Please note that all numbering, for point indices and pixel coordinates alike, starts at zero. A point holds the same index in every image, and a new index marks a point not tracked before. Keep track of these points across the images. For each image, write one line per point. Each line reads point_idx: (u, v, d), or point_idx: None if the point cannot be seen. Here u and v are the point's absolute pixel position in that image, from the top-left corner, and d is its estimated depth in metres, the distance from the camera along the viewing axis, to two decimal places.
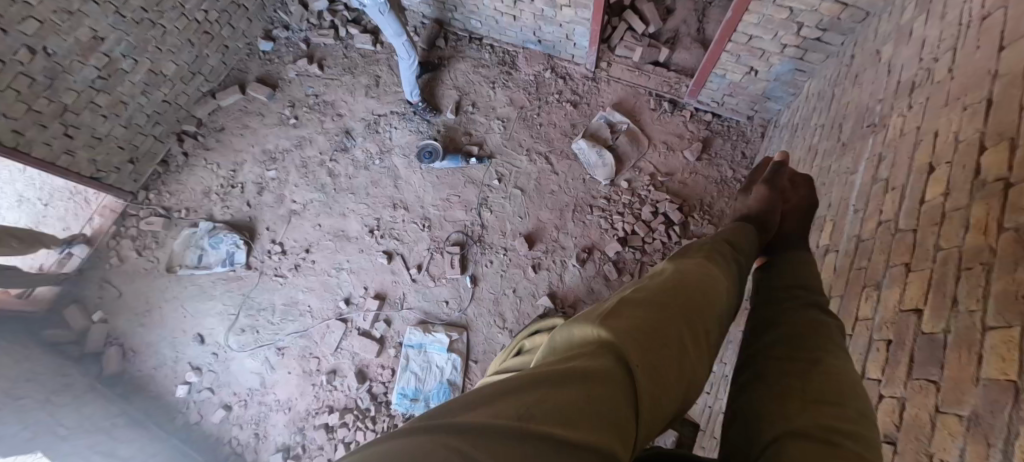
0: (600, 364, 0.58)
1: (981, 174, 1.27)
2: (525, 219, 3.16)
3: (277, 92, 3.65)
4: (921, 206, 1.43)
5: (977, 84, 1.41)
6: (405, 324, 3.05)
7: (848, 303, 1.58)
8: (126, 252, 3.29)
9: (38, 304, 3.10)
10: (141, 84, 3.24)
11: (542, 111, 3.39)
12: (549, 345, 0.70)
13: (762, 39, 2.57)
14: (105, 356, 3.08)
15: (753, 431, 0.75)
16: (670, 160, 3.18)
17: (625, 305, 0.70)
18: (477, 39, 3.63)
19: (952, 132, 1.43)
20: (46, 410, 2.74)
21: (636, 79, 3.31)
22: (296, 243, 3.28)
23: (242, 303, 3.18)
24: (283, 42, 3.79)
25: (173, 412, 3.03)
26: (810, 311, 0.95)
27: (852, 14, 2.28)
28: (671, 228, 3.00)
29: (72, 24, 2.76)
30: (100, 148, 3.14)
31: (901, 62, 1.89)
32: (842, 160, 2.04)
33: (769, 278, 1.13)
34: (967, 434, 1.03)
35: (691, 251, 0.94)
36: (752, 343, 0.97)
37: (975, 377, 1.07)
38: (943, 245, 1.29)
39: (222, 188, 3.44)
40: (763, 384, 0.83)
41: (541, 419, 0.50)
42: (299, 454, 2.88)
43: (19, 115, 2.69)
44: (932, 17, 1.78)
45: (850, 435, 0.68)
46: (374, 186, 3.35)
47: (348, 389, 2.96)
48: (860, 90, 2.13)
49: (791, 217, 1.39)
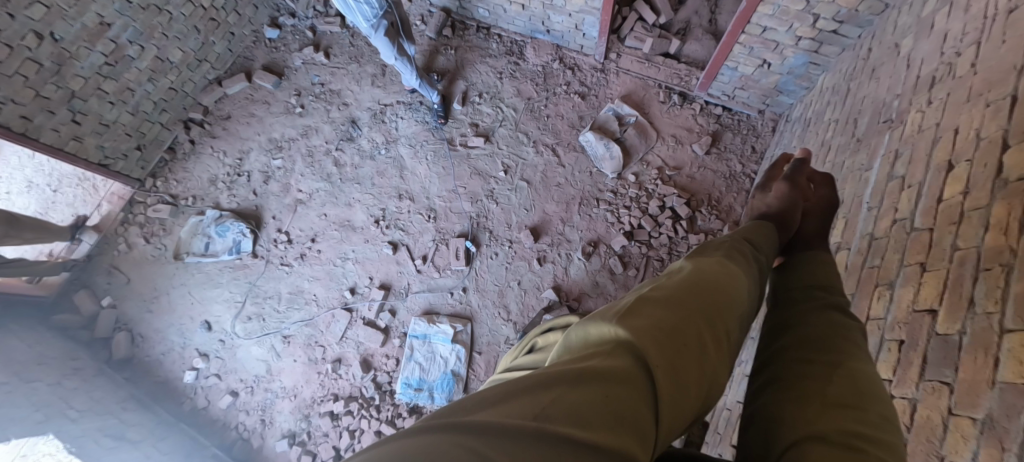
0: (618, 364, 0.57)
1: (1002, 173, 1.23)
2: (530, 212, 3.15)
3: (283, 80, 3.63)
4: (939, 205, 1.40)
5: (1002, 80, 1.37)
6: (410, 314, 3.06)
7: (860, 302, 1.56)
8: (134, 239, 3.32)
9: (48, 290, 3.15)
10: (148, 71, 3.22)
11: (550, 102, 3.36)
12: (563, 346, 0.69)
13: (777, 30, 2.52)
14: (114, 341, 3.13)
15: (772, 434, 0.73)
16: (678, 153, 3.14)
17: (643, 304, 0.68)
18: (484, 28, 3.58)
19: (973, 129, 1.40)
20: (58, 394, 2.73)
21: (645, 71, 3.26)
22: (301, 232, 3.29)
23: (248, 291, 3.20)
24: (289, 30, 3.75)
25: (181, 397, 3.07)
26: (832, 314, 0.93)
27: (869, 7, 2.24)
28: (678, 223, 2.98)
29: (79, 9, 2.74)
30: (108, 134, 3.15)
31: (921, 56, 1.84)
32: (856, 156, 2.00)
33: (786, 279, 1.11)
34: (980, 437, 1.02)
35: (710, 250, 0.92)
36: (771, 343, 0.95)
37: (991, 380, 1.05)
38: (960, 245, 1.27)
39: (228, 176, 3.44)
40: (779, 388, 0.82)
41: (558, 421, 0.49)
42: (305, 440, 2.91)
43: (28, 101, 2.71)
44: (955, 9, 1.74)
45: (871, 440, 0.67)
46: (380, 177, 3.34)
47: (353, 377, 2.98)
48: (877, 84, 2.08)
49: (812, 216, 1.36)
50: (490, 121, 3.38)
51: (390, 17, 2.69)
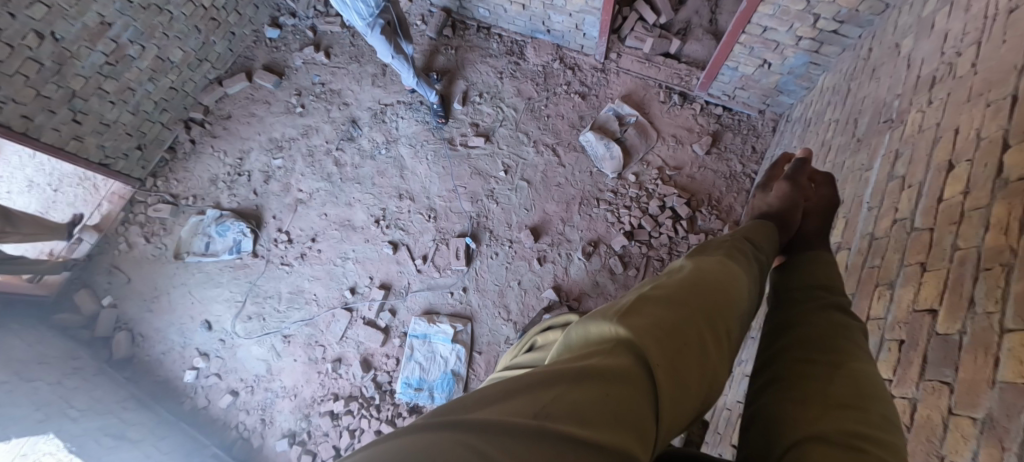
0: (618, 363, 0.57)
1: (1003, 173, 1.23)
2: (531, 212, 3.15)
3: (283, 80, 3.64)
4: (939, 205, 1.40)
5: (1002, 80, 1.37)
6: (410, 314, 3.06)
7: (861, 302, 1.56)
8: (134, 239, 3.32)
9: (49, 289, 3.15)
10: (148, 71, 3.22)
11: (550, 102, 3.35)
12: (563, 345, 0.68)
13: (778, 30, 2.52)
14: (114, 340, 3.13)
15: (773, 434, 0.73)
16: (679, 153, 3.14)
17: (644, 303, 0.68)
18: (484, 28, 3.59)
19: (973, 129, 1.40)
20: (59, 393, 2.73)
21: (646, 71, 3.26)
22: (302, 232, 3.29)
23: (248, 291, 3.20)
24: (290, 30, 3.75)
25: (181, 397, 3.07)
26: (833, 314, 0.93)
27: (869, 7, 2.24)
28: (679, 223, 2.98)
29: (80, 9, 2.75)
30: (109, 134, 3.15)
31: (921, 56, 1.84)
32: (856, 156, 2.00)
33: (787, 279, 1.11)
34: (980, 437, 1.02)
35: (710, 249, 0.92)
36: (771, 343, 0.95)
37: (991, 380, 1.05)
38: (960, 245, 1.27)
39: (228, 176, 3.44)
40: (780, 388, 0.82)
41: (558, 419, 0.49)
42: (305, 440, 2.91)
43: (29, 100, 2.71)
44: (956, 9, 1.74)
45: (873, 440, 0.67)
46: (380, 176, 3.34)
47: (353, 377, 2.98)
48: (877, 84, 2.08)
49: (813, 216, 1.36)
50: (490, 121, 3.38)
51: (386, 16, 2.69)
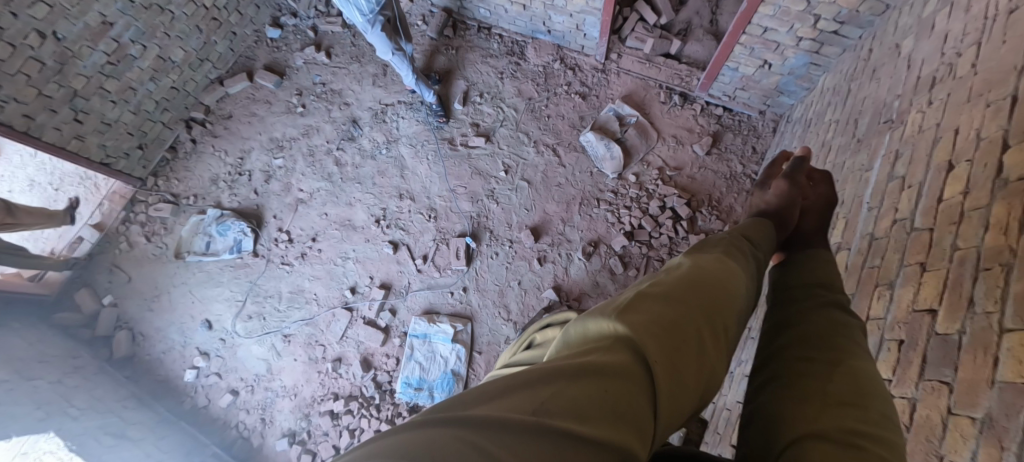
0: (616, 359, 0.57)
1: (1003, 173, 1.24)
2: (531, 212, 3.15)
3: (284, 79, 3.64)
4: (939, 205, 1.40)
5: (1002, 80, 1.37)
6: (411, 313, 3.06)
7: (861, 301, 1.56)
8: (135, 238, 3.32)
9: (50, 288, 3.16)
10: (149, 70, 3.22)
11: (550, 102, 3.36)
12: (562, 341, 0.69)
13: (778, 31, 2.52)
14: (115, 339, 3.13)
15: (773, 432, 0.73)
16: (679, 154, 3.14)
17: (642, 300, 0.68)
18: (484, 28, 3.59)
19: (973, 129, 1.40)
20: (59, 392, 2.73)
21: (646, 71, 3.27)
22: (302, 231, 3.29)
23: (249, 290, 3.21)
24: (291, 29, 3.75)
25: (181, 396, 3.07)
26: (832, 312, 0.93)
27: (870, 7, 2.24)
28: (679, 223, 2.98)
29: (81, 8, 2.75)
30: (110, 133, 3.16)
31: (921, 56, 1.84)
32: (856, 156, 2.00)
33: (786, 277, 1.11)
34: (980, 437, 1.02)
35: (709, 246, 0.92)
36: (770, 341, 0.95)
37: (990, 380, 1.05)
38: (960, 245, 1.27)
39: (229, 175, 3.45)
40: (779, 386, 0.82)
41: (557, 416, 0.49)
42: (304, 439, 2.91)
43: (30, 100, 2.71)
44: (955, 10, 1.74)
45: (872, 438, 0.67)
46: (381, 176, 3.34)
47: (353, 377, 2.98)
48: (878, 85, 2.09)
49: (812, 215, 1.36)
50: (490, 121, 3.38)
51: (386, 13, 2.69)
